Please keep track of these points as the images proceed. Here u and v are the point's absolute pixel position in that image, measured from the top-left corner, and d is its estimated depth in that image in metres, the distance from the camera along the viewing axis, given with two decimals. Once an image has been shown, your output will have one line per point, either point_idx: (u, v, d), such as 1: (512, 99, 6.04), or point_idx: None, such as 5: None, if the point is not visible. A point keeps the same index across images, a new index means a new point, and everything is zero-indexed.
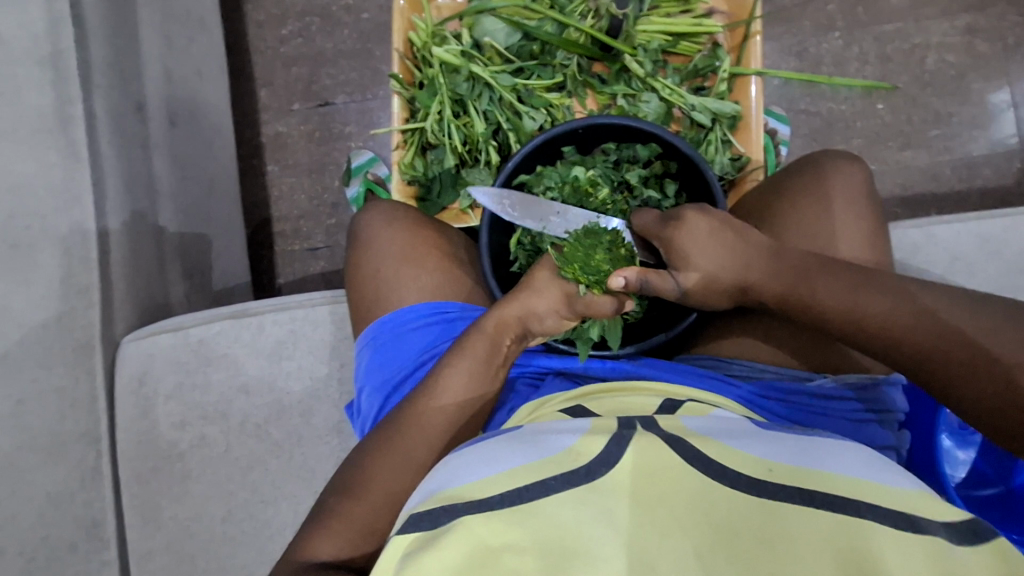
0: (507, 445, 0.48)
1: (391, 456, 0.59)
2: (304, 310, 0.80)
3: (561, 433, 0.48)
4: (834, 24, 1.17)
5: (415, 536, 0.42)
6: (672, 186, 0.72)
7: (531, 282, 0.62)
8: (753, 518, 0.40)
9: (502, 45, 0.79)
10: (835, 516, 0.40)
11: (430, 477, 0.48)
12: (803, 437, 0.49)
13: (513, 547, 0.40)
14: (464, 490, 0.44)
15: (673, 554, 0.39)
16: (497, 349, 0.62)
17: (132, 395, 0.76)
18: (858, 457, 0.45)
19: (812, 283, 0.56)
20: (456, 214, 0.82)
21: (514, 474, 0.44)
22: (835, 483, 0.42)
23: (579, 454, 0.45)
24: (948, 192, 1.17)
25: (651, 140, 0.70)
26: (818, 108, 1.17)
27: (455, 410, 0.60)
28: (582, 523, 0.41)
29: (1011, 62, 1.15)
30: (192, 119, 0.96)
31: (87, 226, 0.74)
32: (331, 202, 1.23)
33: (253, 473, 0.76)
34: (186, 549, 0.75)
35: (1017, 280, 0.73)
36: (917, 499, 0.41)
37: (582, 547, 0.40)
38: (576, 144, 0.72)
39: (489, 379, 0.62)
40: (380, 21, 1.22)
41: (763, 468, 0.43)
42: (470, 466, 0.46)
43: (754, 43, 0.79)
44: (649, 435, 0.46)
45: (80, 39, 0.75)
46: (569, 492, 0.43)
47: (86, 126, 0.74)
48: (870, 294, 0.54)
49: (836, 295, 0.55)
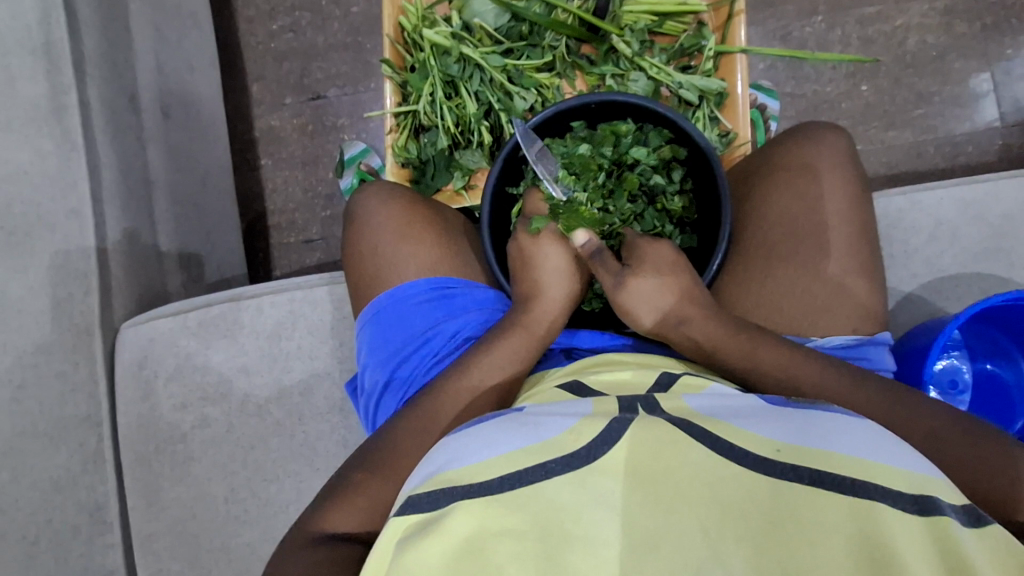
0: (507, 426, 0.47)
1: (421, 431, 0.59)
2: (301, 292, 0.81)
3: (561, 416, 0.48)
4: (817, 8, 1.19)
5: (414, 522, 0.43)
6: (677, 173, 0.73)
7: (544, 265, 0.65)
8: (757, 498, 0.40)
9: (491, 27, 0.80)
10: (844, 497, 0.40)
11: (430, 458, 0.47)
12: (810, 412, 0.48)
13: (512, 532, 0.40)
14: (464, 474, 0.44)
15: (680, 535, 0.39)
16: (536, 334, 0.64)
17: (132, 380, 0.77)
18: (867, 435, 0.45)
19: (753, 348, 0.60)
20: (450, 196, 0.84)
21: (515, 457, 0.44)
22: (844, 465, 0.42)
23: (579, 434, 0.45)
24: (933, 169, 1.19)
25: (663, 124, 0.71)
26: (803, 91, 1.19)
27: (493, 388, 0.61)
28: (583, 505, 0.41)
29: (990, 41, 1.18)
30: (185, 110, 0.97)
31: (84, 214, 0.74)
32: (326, 193, 1.23)
33: (254, 452, 0.77)
34: (189, 530, 0.76)
35: (999, 243, 0.75)
36: (922, 481, 0.41)
37: (581, 530, 0.40)
38: (586, 119, 0.73)
39: (528, 358, 0.63)
40: (369, 13, 1.23)
41: (771, 448, 0.43)
42: (471, 446, 0.46)
43: (739, 22, 0.80)
44: (652, 415, 0.46)
45: (73, 30, 0.75)
46: (569, 474, 0.43)
47: (81, 115, 0.75)
48: (806, 364, 0.59)
49: (775, 358, 0.59)
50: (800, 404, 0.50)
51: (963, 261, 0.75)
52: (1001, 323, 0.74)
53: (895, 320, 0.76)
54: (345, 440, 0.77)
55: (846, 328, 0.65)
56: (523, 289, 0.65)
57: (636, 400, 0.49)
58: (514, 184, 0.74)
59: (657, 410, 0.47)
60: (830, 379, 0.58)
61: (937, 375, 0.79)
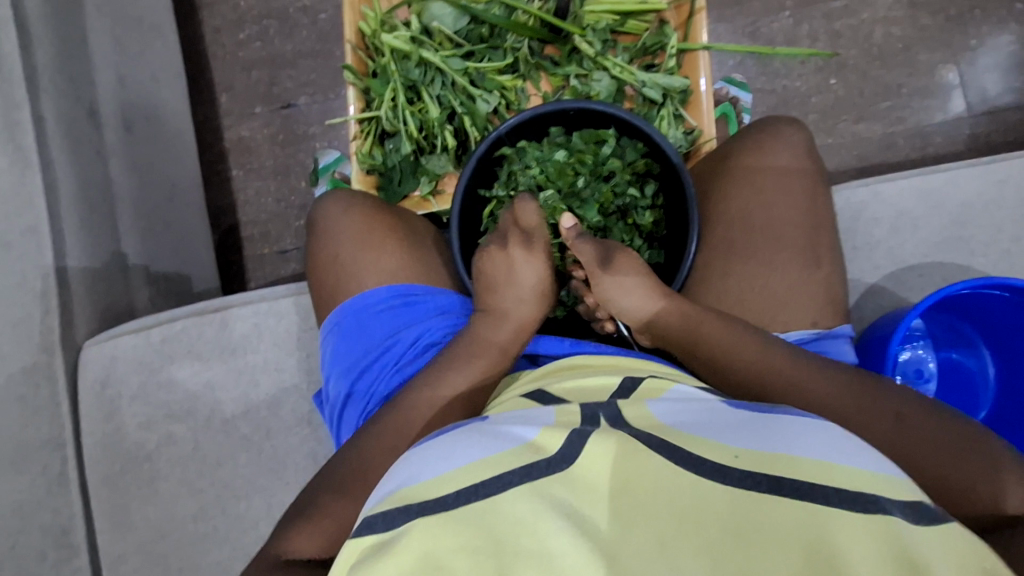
0: (465, 440, 0.47)
1: (384, 443, 0.58)
2: (267, 303, 0.80)
3: (523, 426, 0.47)
4: (784, 4, 1.20)
5: (369, 542, 0.41)
6: (651, 188, 0.73)
7: (511, 270, 0.65)
8: (720, 501, 0.40)
9: (451, 30, 0.79)
10: (808, 501, 0.40)
11: (387, 476, 0.46)
12: (769, 415, 0.48)
13: (466, 548, 0.39)
14: (419, 491, 0.43)
15: (637, 544, 0.38)
16: (501, 346, 0.63)
17: (95, 399, 0.75)
18: (824, 436, 0.44)
19: (731, 339, 0.60)
20: (417, 202, 0.82)
21: (472, 471, 0.43)
22: (802, 469, 0.41)
23: (540, 444, 0.44)
24: (903, 160, 1.20)
25: (642, 139, 0.70)
26: (773, 86, 1.20)
27: (457, 400, 0.60)
28: (539, 517, 0.40)
29: (954, 33, 1.19)
30: (148, 122, 0.95)
31: (41, 231, 0.72)
32: (298, 203, 1.22)
33: (222, 469, 0.75)
34: (158, 550, 0.74)
35: (960, 232, 0.75)
36: (882, 482, 0.41)
37: (539, 544, 0.38)
38: (564, 125, 0.72)
39: (493, 371, 0.62)
40: (338, 20, 1.22)
41: (728, 454, 0.43)
42: (428, 462, 0.45)
43: (700, 19, 0.80)
44: (614, 427, 0.46)
45: (24, 44, 0.74)
46: (525, 485, 0.42)
47: (35, 131, 0.73)
48: (783, 358, 0.58)
49: (753, 350, 0.59)
50: (759, 408, 0.49)
51: (925, 250, 0.76)
52: (964, 310, 0.74)
53: (860, 312, 0.77)
54: (315, 453, 0.76)
55: (806, 321, 0.65)
56: (489, 301, 0.65)
57: (598, 410, 0.49)
58: (488, 185, 0.74)
59: (622, 420, 0.47)
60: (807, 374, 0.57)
61: (903, 365, 0.80)
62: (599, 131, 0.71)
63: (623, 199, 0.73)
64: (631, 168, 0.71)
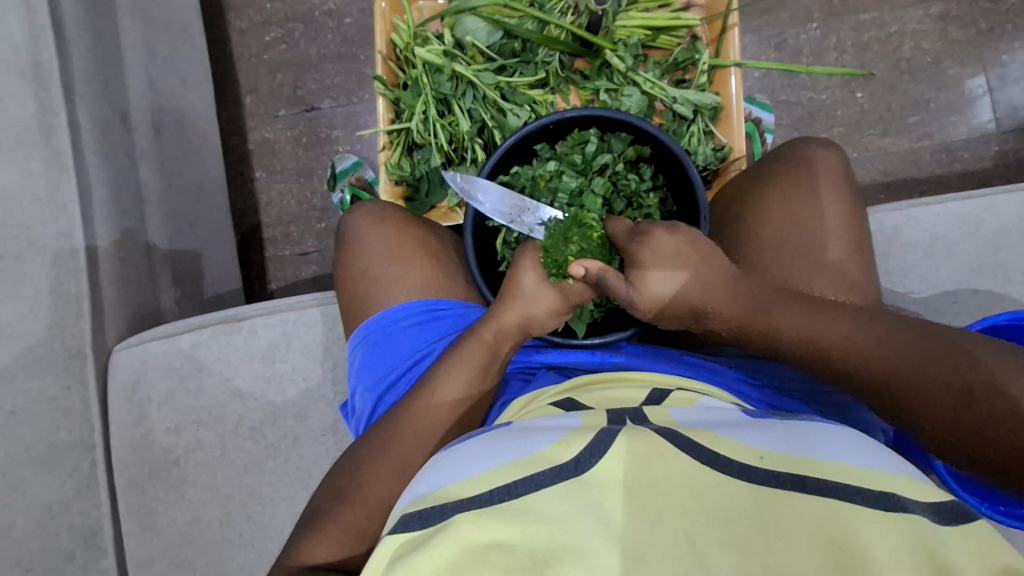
0: (495, 442, 0.48)
1: (416, 439, 0.60)
2: (295, 312, 0.81)
3: (551, 429, 0.47)
4: (812, 15, 1.18)
5: (406, 538, 0.42)
6: (648, 169, 0.73)
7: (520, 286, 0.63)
8: (740, 504, 0.40)
9: (484, 44, 0.80)
10: (825, 500, 0.40)
11: (421, 476, 0.47)
12: (792, 423, 0.48)
13: (503, 544, 0.39)
14: (453, 489, 0.44)
15: (667, 540, 0.38)
16: (493, 355, 0.62)
17: (125, 403, 0.77)
18: (845, 441, 0.45)
19: (779, 326, 0.57)
20: (444, 212, 0.83)
21: (504, 471, 0.44)
22: (827, 470, 0.42)
23: (568, 446, 0.44)
24: (929, 176, 1.19)
25: (621, 129, 0.70)
26: (798, 99, 1.19)
27: (460, 407, 0.61)
28: (572, 515, 0.40)
29: (985, 47, 1.18)
30: (177, 125, 0.96)
31: (75, 236, 0.73)
32: (320, 206, 1.23)
33: (248, 476, 0.76)
34: (183, 554, 0.75)
35: (996, 259, 0.75)
36: (899, 482, 0.41)
37: (572, 542, 0.39)
38: (548, 140, 0.72)
39: (485, 382, 0.62)
40: (363, 24, 1.23)
41: (755, 455, 0.43)
42: (462, 463, 0.46)
43: (732, 36, 0.80)
44: (637, 425, 0.46)
45: (61, 50, 0.74)
46: (557, 486, 0.42)
47: (71, 136, 0.74)
48: (836, 330, 0.56)
49: (794, 325, 0.57)
50: (785, 417, 0.50)
51: (958, 277, 0.75)
52: None
53: None
54: None
55: None
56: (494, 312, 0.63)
57: (624, 412, 0.49)
58: None
59: (645, 420, 0.47)
60: (856, 340, 0.55)
61: None
62: (581, 133, 0.71)
63: (626, 190, 0.72)
64: (622, 158, 0.72)
